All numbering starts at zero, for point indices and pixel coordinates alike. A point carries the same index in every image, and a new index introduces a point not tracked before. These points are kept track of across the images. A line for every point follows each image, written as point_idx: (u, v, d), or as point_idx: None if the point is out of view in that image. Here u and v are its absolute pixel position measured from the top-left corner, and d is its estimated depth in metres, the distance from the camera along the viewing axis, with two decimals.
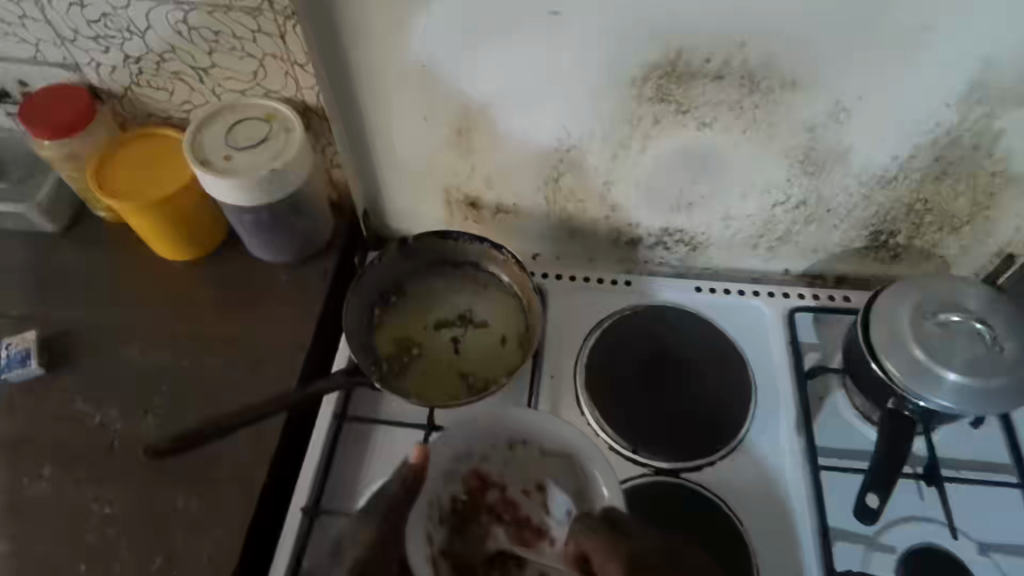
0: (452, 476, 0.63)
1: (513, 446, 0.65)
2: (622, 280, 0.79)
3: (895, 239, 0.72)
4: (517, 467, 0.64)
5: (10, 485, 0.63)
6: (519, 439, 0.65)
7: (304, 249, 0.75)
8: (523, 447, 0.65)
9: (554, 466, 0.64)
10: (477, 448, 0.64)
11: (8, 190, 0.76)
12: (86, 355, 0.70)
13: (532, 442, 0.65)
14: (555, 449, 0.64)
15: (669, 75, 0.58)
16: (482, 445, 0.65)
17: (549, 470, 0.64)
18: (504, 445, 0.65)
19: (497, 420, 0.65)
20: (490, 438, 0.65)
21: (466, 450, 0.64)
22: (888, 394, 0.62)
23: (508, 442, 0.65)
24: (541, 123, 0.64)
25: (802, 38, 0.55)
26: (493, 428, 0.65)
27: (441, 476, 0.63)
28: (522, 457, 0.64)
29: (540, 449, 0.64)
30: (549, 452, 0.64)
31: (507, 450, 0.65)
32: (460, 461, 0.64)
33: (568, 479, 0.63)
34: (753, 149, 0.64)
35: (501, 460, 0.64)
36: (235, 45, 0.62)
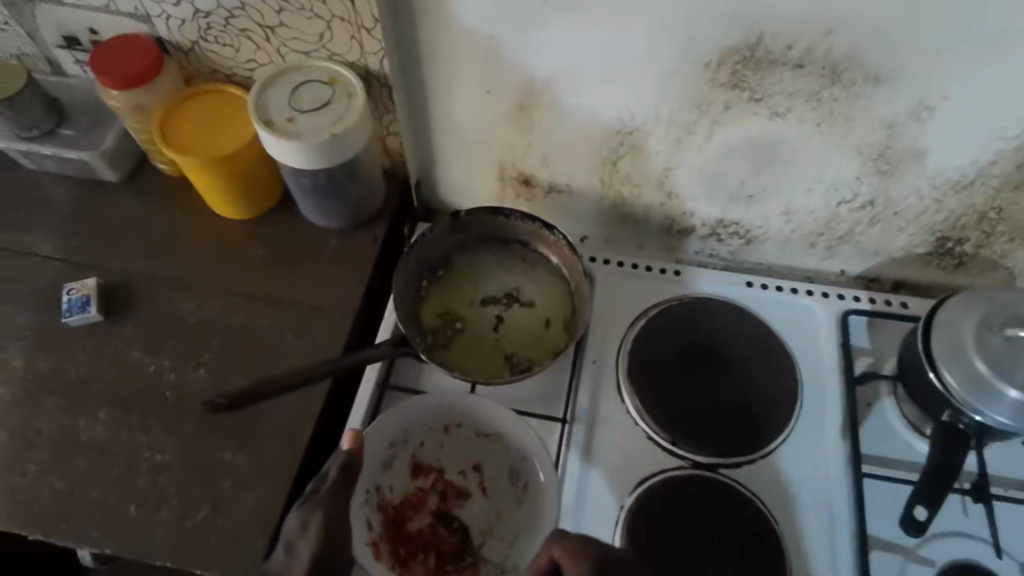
0: (389, 463, 0.65)
1: (446, 430, 0.67)
2: (671, 269, 0.77)
3: (962, 247, 0.70)
4: (451, 450, 0.66)
5: (69, 425, 0.66)
6: (454, 422, 0.67)
7: (355, 216, 0.76)
8: (456, 429, 0.67)
9: (490, 448, 0.66)
10: (412, 435, 0.66)
11: (75, 138, 0.78)
12: (142, 305, 0.72)
13: (466, 424, 0.67)
14: (486, 430, 0.66)
15: (746, 61, 0.56)
16: (415, 432, 0.66)
17: (482, 452, 0.66)
18: (438, 430, 0.67)
19: (429, 405, 0.67)
20: (422, 424, 0.67)
21: (401, 436, 0.66)
22: (943, 406, 0.60)
23: (442, 426, 0.67)
24: (605, 103, 0.63)
25: (892, 30, 0.52)
26: (428, 414, 0.67)
27: (378, 462, 0.64)
28: (457, 439, 0.67)
29: (475, 429, 0.67)
30: (481, 433, 0.66)
31: (440, 433, 0.67)
32: (397, 448, 0.66)
33: (501, 458, 0.66)
34: (826, 143, 0.61)
35: (436, 444, 0.66)
36: (304, 5, 0.62)
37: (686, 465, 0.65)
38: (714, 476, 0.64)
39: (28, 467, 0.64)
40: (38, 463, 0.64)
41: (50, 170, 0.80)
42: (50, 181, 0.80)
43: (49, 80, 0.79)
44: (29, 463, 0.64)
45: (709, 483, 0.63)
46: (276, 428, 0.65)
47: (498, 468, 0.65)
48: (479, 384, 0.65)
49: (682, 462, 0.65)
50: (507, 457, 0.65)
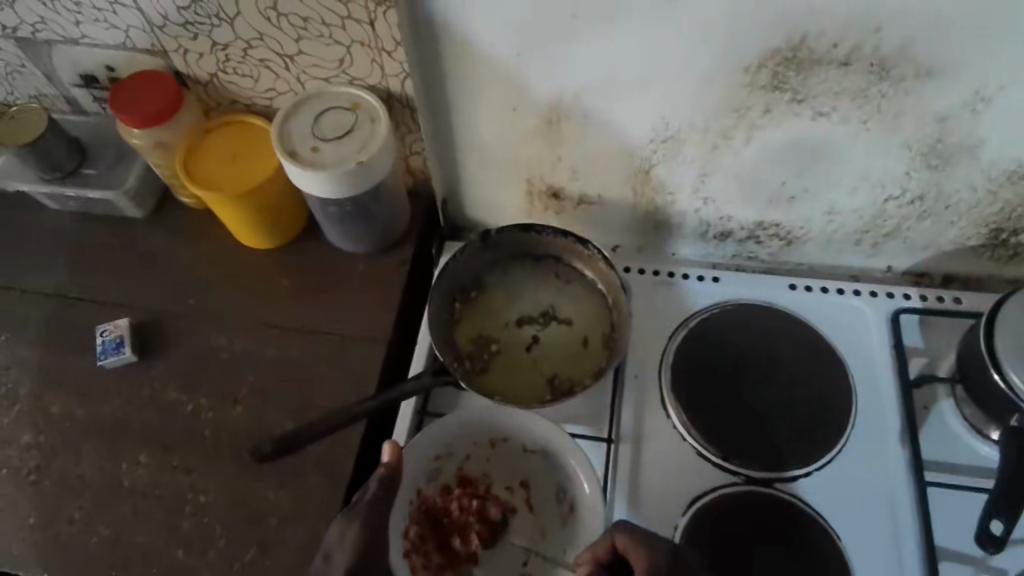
0: (433, 476, 0.63)
1: (493, 445, 0.65)
2: (710, 275, 0.75)
3: (1017, 237, 0.67)
4: (498, 465, 0.64)
5: (111, 470, 0.65)
6: (500, 436, 0.65)
7: (382, 238, 0.74)
8: (502, 444, 0.65)
9: (537, 465, 0.64)
10: (457, 448, 0.64)
11: (99, 178, 0.77)
12: (175, 343, 0.71)
13: (512, 439, 0.64)
14: (532, 446, 0.64)
15: (789, 62, 0.54)
16: (461, 445, 0.64)
17: (529, 468, 0.64)
18: (483, 444, 0.65)
19: (475, 419, 0.64)
20: (467, 439, 0.65)
21: (447, 449, 0.64)
22: (1011, 411, 0.59)
23: (489, 441, 0.65)
24: (639, 112, 0.60)
25: (944, 21, 0.49)
26: (474, 428, 0.64)
27: (422, 475, 0.63)
28: (504, 456, 0.65)
29: (523, 446, 0.64)
30: (527, 449, 0.64)
31: (486, 448, 0.65)
32: (442, 462, 0.64)
33: (549, 477, 0.63)
34: (872, 141, 0.59)
35: (482, 459, 0.65)
36: (323, 31, 0.60)
37: (739, 481, 0.63)
38: (770, 491, 0.62)
39: (73, 514, 0.64)
40: (83, 510, 0.64)
41: (75, 210, 0.79)
42: (75, 221, 0.79)
43: (67, 119, 0.79)
44: (74, 510, 0.64)
45: (767, 497, 0.61)
46: (318, 462, 0.64)
47: (545, 485, 0.63)
48: (520, 407, 0.64)
49: (735, 477, 0.63)
50: (554, 476, 0.63)
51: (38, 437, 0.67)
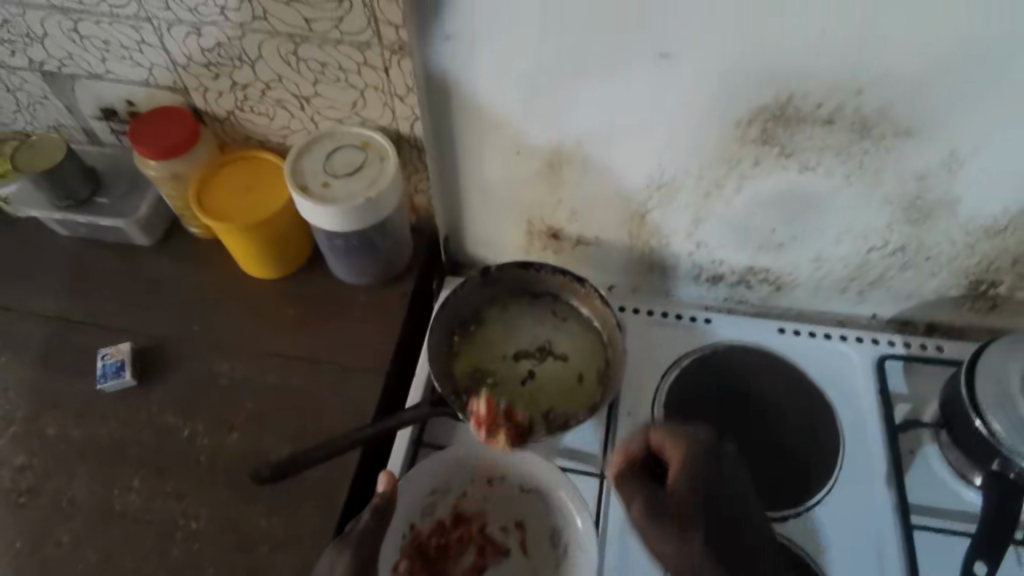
0: (428, 511, 0.64)
1: (490, 483, 0.66)
2: (702, 317, 0.77)
3: (995, 289, 0.70)
4: (494, 504, 0.65)
5: (103, 494, 0.65)
6: (498, 474, 0.66)
7: (385, 271, 0.76)
8: (499, 482, 0.66)
9: (533, 505, 0.64)
10: (454, 484, 0.65)
11: (110, 205, 0.79)
12: (175, 368, 0.72)
13: (510, 477, 0.65)
14: (529, 484, 0.65)
15: (777, 118, 0.57)
16: (458, 481, 0.65)
17: (525, 508, 0.64)
18: (480, 481, 0.65)
19: (474, 453, 0.66)
20: (465, 474, 0.66)
21: (444, 484, 0.65)
22: (992, 456, 0.60)
23: (486, 479, 0.66)
24: (637, 160, 0.64)
25: (919, 88, 0.53)
26: (472, 463, 0.66)
27: (417, 509, 0.63)
28: (501, 493, 0.65)
29: (519, 485, 0.65)
30: (524, 488, 0.65)
31: (484, 486, 0.65)
32: (437, 497, 0.65)
33: (544, 518, 0.63)
34: (855, 195, 0.62)
35: (479, 496, 0.65)
36: (339, 76, 0.64)
37: None
38: None
39: (63, 538, 0.63)
40: (73, 533, 0.64)
41: (84, 236, 0.81)
42: (84, 246, 0.81)
43: (83, 149, 0.81)
44: (64, 533, 0.64)
45: None
46: (312, 491, 0.64)
47: (539, 527, 0.63)
48: (515, 440, 0.65)
49: None
50: (549, 516, 0.63)
51: (32, 459, 0.67)
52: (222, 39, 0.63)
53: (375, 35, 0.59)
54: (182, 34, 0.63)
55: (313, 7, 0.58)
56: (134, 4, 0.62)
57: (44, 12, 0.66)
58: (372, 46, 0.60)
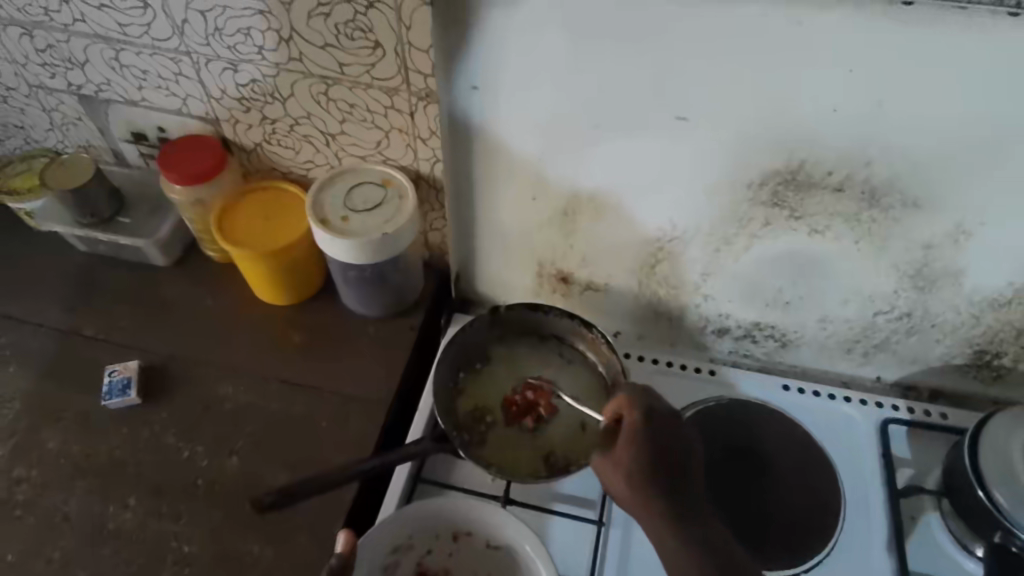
0: (392, 569, 0.62)
1: (456, 538, 0.64)
2: (707, 368, 0.78)
3: (999, 359, 0.70)
4: (460, 561, 0.63)
5: (97, 512, 0.65)
6: (463, 530, 0.64)
7: (395, 304, 0.77)
8: (464, 538, 0.64)
9: (500, 562, 0.63)
10: (417, 540, 0.64)
11: (131, 224, 0.81)
12: (180, 388, 0.73)
13: (476, 533, 0.64)
14: (495, 540, 0.64)
15: (788, 182, 0.59)
16: (422, 537, 0.64)
17: (493, 565, 0.63)
18: (446, 538, 0.64)
19: (437, 509, 0.65)
20: (429, 530, 0.64)
21: (408, 541, 0.64)
22: (994, 527, 0.59)
23: (452, 534, 0.64)
24: (650, 213, 0.65)
25: (928, 162, 0.55)
26: (435, 519, 0.65)
27: (379, 569, 0.62)
28: (467, 550, 0.64)
29: (485, 540, 0.64)
30: (489, 545, 0.64)
31: (449, 542, 0.64)
32: (401, 554, 0.63)
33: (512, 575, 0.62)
34: (862, 260, 0.63)
35: (445, 553, 0.63)
36: (366, 117, 0.66)
37: None
38: None
39: (53, 554, 0.63)
40: (64, 550, 0.63)
41: (103, 253, 0.83)
42: (102, 263, 0.83)
43: (111, 169, 0.84)
44: (54, 550, 0.63)
45: None
46: (306, 521, 0.64)
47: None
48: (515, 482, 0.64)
49: None
50: (517, 574, 0.62)
51: (30, 472, 0.67)
52: (257, 77, 0.66)
53: (403, 81, 0.61)
54: (219, 69, 0.66)
55: (346, 52, 0.61)
56: (176, 38, 0.65)
57: (89, 40, 0.68)
58: (400, 92, 0.62)
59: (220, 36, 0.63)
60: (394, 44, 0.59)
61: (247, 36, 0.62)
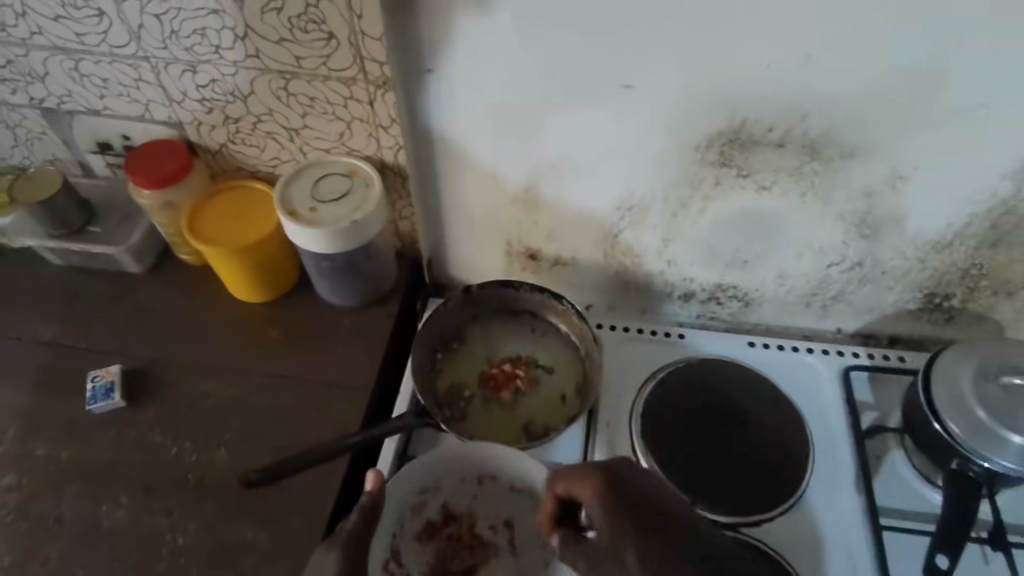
0: (419, 509, 0.64)
1: (480, 481, 0.66)
2: (676, 332, 0.80)
3: (949, 301, 0.74)
4: (485, 503, 0.65)
5: (88, 513, 0.66)
6: (488, 474, 0.66)
7: (371, 292, 0.79)
8: (489, 481, 0.66)
9: (524, 505, 0.65)
10: (443, 483, 0.65)
11: (103, 233, 0.82)
12: (163, 389, 0.74)
13: (501, 477, 0.65)
14: (521, 484, 0.65)
15: (733, 142, 0.62)
16: (449, 480, 0.65)
17: (515, 509, 0.65)
18: (470, 480, 0.66)
19: (467, 453, 0.65)
20: (455, 473, 0.66)
21: (435, 482, 0.65)
22: (950, 455, 0.62)
23: (476, 477, 0.66)
24: (606, 184, 0.68)
25: (860, 113, 0.58)
26: (461, 463, 0.66)
27: (406, 509, 0.64)
28: (491, 492, 0.65)
29: (509, 483, 0.65)
30: (515, 488, 0.65)
31: (473, 485, 0.66)
32: (428, 494, 0.65)
33: (533, 517, 0.64)
34: (811, 213, 0.67)
35: (469, 495, 0.65)
36: (326, 109, 0.68)
37: None
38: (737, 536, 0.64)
39: (48, 557, 0.64)
40: (59, 551, 0.64)
41: (78, 264, 0.84)
42: (77, 274, 0.83)
43: (80, 182, 0.84)
44: (50, 552, 0.64)
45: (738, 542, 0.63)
46: (297, 503, 0.65)
47: (529, 527, 0.64)
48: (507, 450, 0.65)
49: None
50: (539, 514, 0.64)
51: (19, 480, 0.68)
52: (216, 77, 0.67)
53: (360, 71, 0.63)
54: (178, 71, 0.68)
55: (302, 46, 0.62)
56: (133, 44, 0.66)
57: (47, 52, 0.69)
58: (357, 81, 0.64)
59: (176, 38, 0.64)
60: (347, 34, 0.60)
61: (203, 36, 0.64)
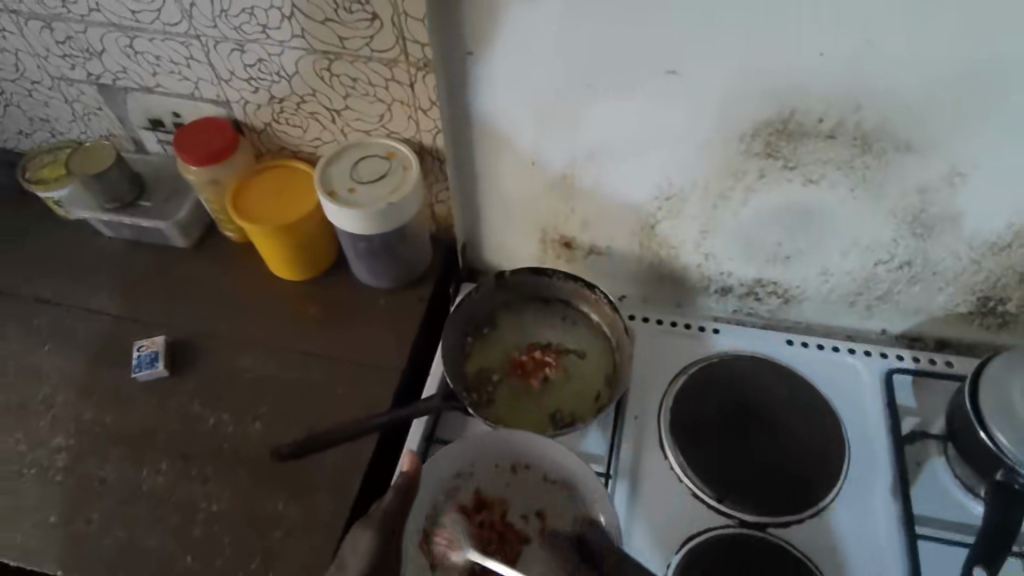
0: (452, 494, 0.64)
1: (514, 469, 0.65)
2: (711, 327, 0.78)
3: (1004, 306, 0.70)
4: (518, 491, 0.65)
5: (132, 476, 0.69)
6: (522, 462, 0.65)
7: (404, 276, 0.79)
8: (522, 470, 0.65)
9: (557, 495, 0.64)
10: (477, 469, 0.65)
11: (152, 208, 0.85)
12: (204, 361, 0.76)
13: (535, 465, 0.65)
14: (555, 474, 0.65)
15: (780, 132, 0.60)
16: (482, 466, 0.65)
17: (548, 499, 0.64)
18: (503, 468, 0.66)
19: (500, 440, 0.66)
20: (489, 459, 0.66)
21: (468, 468, 0.65)
22: (996, 466, 0.60)
23: (510, 466, 0.66)
24: (644, 173, 0.67)
25: (916, 105, 0.56)
26: (495, 450, 0.66)
27: (440, 492, 0.64)
28: (524, 481, 0.65)
29: (542, 474, 0.65)
30: (549, 477, 0.65)
31: (507, 472, 0.65)
32: (461, 480, 0.65)
33: (567, 510, 0.63)
34: (860, 207, 0.64)
35: (502, 483, 0.65)
36: (368, 91, 0.69)
37: (733, 523, 0.63)
38: (766, 536, 0.62)
39: (92, 515, 0.67)
40: (101, 511, 0.67)
41: (128, 237, 0.87)
42: (127, 247, 0.87)
43: (132, 157, 0.87)
44: (92, 511, 0.67)
45: (766, 542, 0.62)
46: (327, 477, 0.67)
47: (563, 518, 0.63)
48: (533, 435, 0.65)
49: (729, 519, 0.64)
50: (573, 505, 0.64)
51: (68, 441, 0.72)
52: (263, 56, 0.68)
53: (402, 52, 0.63)
54: (227, 50, 0.69)
55: (346, 26, 0.63)
56: (185, 22, 0.68)
57: (104, 29, 0.72)
58: (399, 63, 0.64)
59: (226, 17, 0.66)
60: (390, 15, 0.60)
61: (252, 16, 0.65)
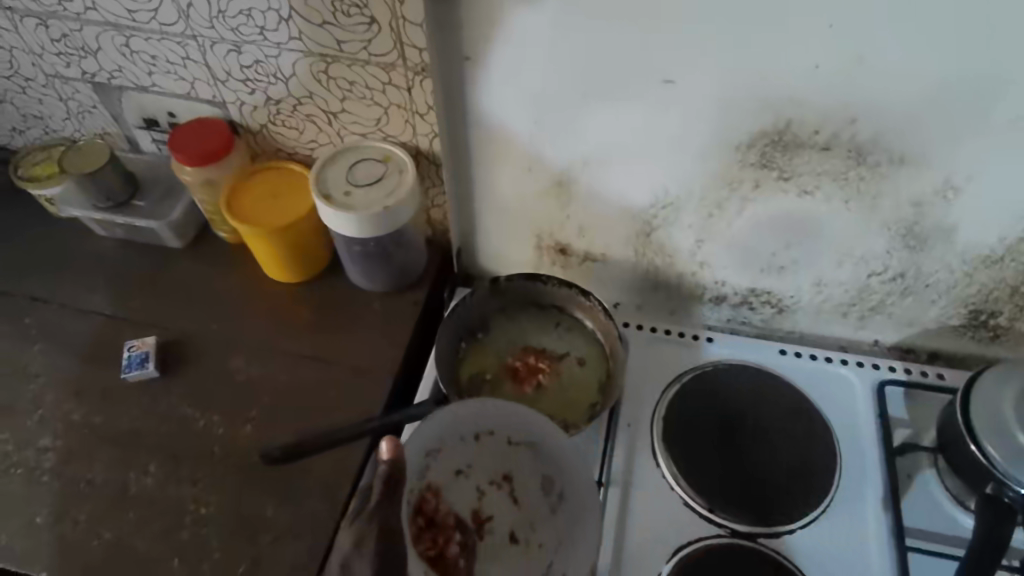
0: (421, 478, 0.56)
1: (478, 438, 0.58)
2: (703, 336, 0.79)
3: (996, 319, 0.71)
4: (482, 459, 0.58)
5: (119, 478, 0.68)
6: (487, 429, 0.58)
7: (398, 280, 0.79)
8: (487, 437, 0.58)
9: (525, 457, 0.59)
10: (443, 443, 0.57)
11: (145, 207, 0.84)
12: (194, 362, 0.76)
13: (500, 431, 0.58)
14: (521, 437, 0.58)
15: (776, 143, 0.60)
16: (448, 440, 0.57)
17: (515, 461, 0.59)
18: (467, 439, 0.58)
19: (464, 412, 0.57)
20: (454, 432, 0.57)
21: (434, 445, 0.56)
22: (986, 478, 0.59)
23: (474, 435, 0.58)
24: (639, 182, 0.67)
25: (909, 119, 0.56)
26: (462, 421, 0.57)
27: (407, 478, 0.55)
28: (489, 448, 0.58)
29: (507, 438, 0.58)
30: (515, 441, 0.58)
31: (471, 441, 0.58)
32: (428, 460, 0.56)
33: (534, 467, 0.59)
34: (854, 217, 0.64)
35: (466, 453, 0.58)
36: (366, 94, 0.68)
37: (725, 533, 0.63)
38: (754, 547, 0.62)
39: (79, 516, 0.66)
40: (88, 512, 0.67)
41: (120, 236, 0.86)
42: (119, 246, 0.86)
43: (126, 156, 0.87)
44: (79, 512, 0.67)
45: (755, 555, 0.61)
46: (317, 481, 0.67)
47: (528, 476, 0.59)
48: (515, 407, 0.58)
49: (721, 530, 0.64)
50: (546, 468, 0.59)
51: (56, 441, 0.71)
52: (260, 58, 0.68)
53: (400, 56, 0.63)
54: (224, 51, 0.69)
55: (343, 29, 0.63)
56: (182, 22, 0.67)
57: (100, 28, 0.72)
58: (397, 67, 0.64)
59: (223, 18, 0.65)
60: (388, 18, 0.60)
61: (249, 17, 0.64)
